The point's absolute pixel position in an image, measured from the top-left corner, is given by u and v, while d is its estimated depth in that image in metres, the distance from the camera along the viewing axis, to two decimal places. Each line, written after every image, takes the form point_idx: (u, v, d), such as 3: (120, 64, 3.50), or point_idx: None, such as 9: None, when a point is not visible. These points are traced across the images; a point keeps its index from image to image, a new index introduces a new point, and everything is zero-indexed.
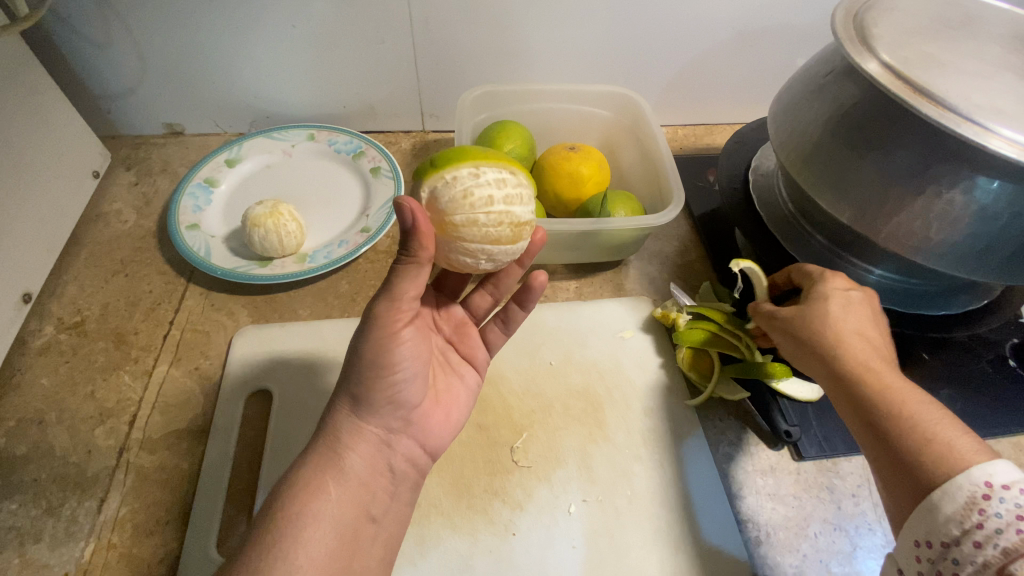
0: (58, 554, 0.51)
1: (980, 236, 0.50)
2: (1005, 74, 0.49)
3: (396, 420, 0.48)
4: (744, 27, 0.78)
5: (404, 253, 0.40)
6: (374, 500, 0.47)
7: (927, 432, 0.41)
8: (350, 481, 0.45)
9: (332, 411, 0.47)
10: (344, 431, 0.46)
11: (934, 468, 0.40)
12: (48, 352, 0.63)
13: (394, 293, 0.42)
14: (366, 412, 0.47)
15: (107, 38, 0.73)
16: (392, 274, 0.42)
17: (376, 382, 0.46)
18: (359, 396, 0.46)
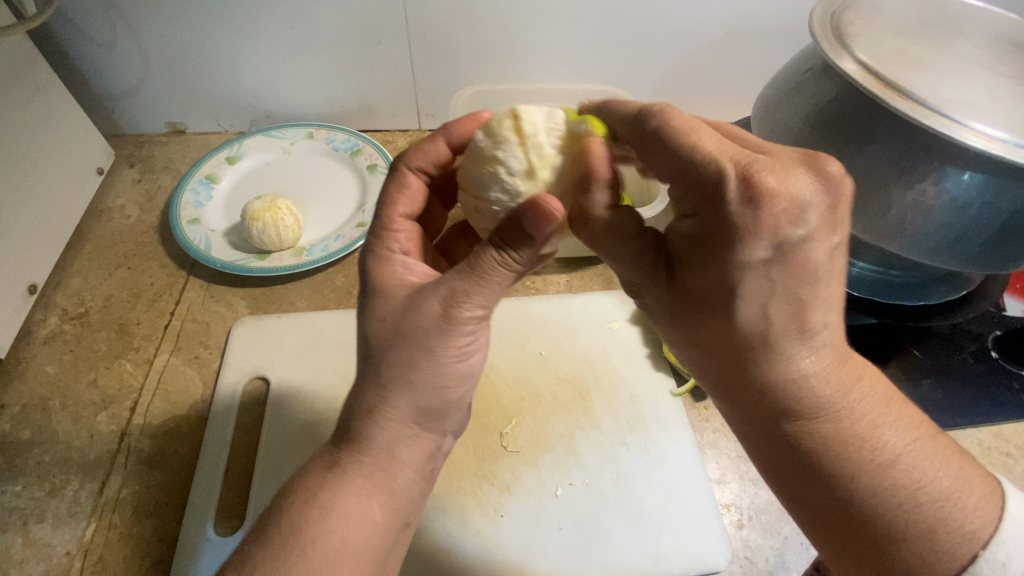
0: (60, 534, 0.53)
1: (951, 226, 0.52)
2: (974, 69, 0.50)
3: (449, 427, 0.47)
4: (733, 28, 0.80)
5: (516, 251, 0.40)
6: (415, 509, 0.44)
7: (907, 482, 0.36)
8: (401, 499, 0.42)
9: (386, 423, 0.42)
10: (402, 446, 0.42)
11: (931, 555, 0.35)
12: (53, 341, 0.65)
13: (482, 298, 0.41)
14: (431, 421, 0.44)
15: (112, 39, 0.75)
16: (484, 273, 0.40)
17: (449, 392, 0.44)
18: (427, 408, 0.43)
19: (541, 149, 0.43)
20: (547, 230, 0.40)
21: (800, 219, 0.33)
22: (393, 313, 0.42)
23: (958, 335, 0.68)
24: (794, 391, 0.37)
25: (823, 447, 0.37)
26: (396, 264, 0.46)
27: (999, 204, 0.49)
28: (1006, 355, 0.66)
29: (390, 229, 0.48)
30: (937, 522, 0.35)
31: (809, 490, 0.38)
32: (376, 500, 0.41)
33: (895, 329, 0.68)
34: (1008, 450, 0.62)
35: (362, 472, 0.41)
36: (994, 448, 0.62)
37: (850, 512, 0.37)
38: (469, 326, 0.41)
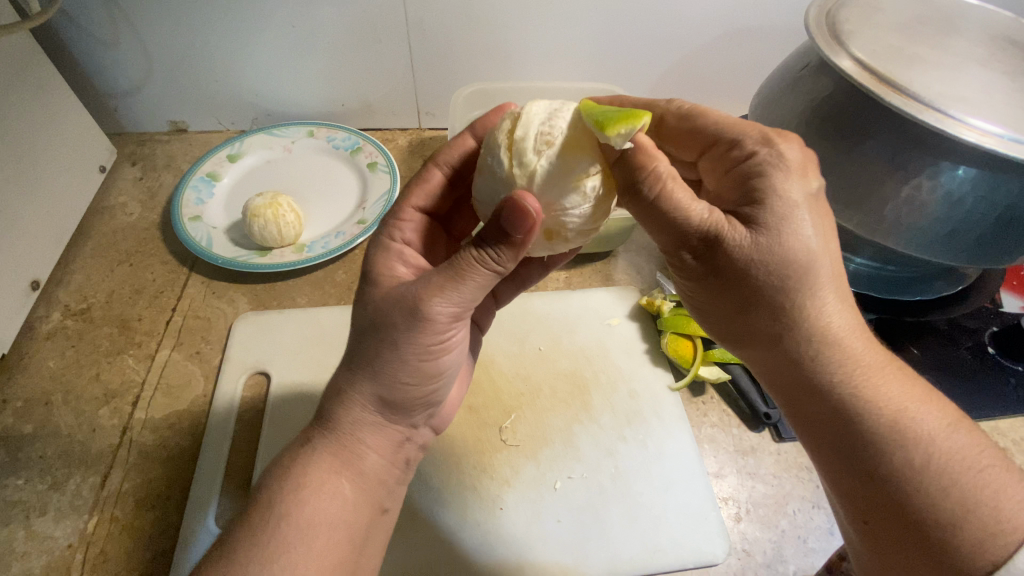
0: (62, 526, 0.53)
1: (945, 221, 0.52)
2: (968, 65, 0.51)
3: (419, 420, 0.48)
4: (730, 26, 0.81)
5: (495, 254, 0.39)
6: (388, 493, 0.46)
7: (946, 458, 0.36)
8: (368, 481, 0.44)
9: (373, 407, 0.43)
10: (366, 431, 0.44)
11: (981, 534, 0.34)
12: (55, 336, 0.66)
13: (454, 296, 0.40)
14: (395, 413, 0.45)
15: (115, 38, 0.76)
16: (461, 275, 0.39)
17: (415, 389, 0.44)
18: (391, 400, 0.44)
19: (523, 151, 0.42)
20: (520, 232, 0.38)
21: (807, 181, 0.39)
22: (374, 302, 0.43)
23: (955, 331, 0.68)
24: (827, 358, 0.39)
25: (856, 415, 0.38)
26: (392, 251, 0.48)
27: (993, 198, 0.50)
28: (1002, 350, 0.66)
29: (397, 218, 0.52)
30: (976, 494, 0.35)
31: (844, 460, 0.39)
32: (346, 478, 0.42)
33: (894, 326, 0.68)
34: (1006, 445, 0.62)
35: (330, 450, 0.43)
36: (992, 442, 0.62)
37: (886, 482, 0.37)
38: (436, 324, 0.41)
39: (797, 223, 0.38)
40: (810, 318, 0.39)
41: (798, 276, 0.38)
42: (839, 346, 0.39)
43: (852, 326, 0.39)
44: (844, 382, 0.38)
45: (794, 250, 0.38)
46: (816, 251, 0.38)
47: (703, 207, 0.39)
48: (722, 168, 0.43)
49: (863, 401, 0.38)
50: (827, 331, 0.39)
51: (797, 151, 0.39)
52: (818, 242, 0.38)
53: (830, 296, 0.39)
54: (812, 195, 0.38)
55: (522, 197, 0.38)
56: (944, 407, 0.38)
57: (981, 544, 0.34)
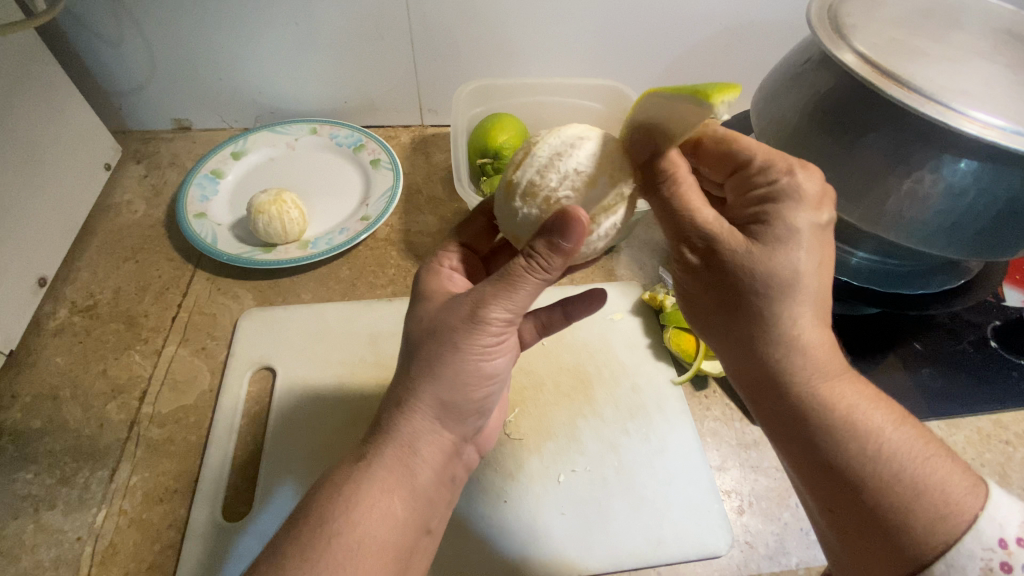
0: (71, 520, 0.54)
1: (948, 213, 0.52)
2: (970, 58, 0.51)
3: (471, 429, 0.49)
4: (731, 22, 0.81)
5: (541, 266, 0.40)
6: (433, 513, 0.45)
7: (904, 453, 0.37)
8: (420, 496, 0.43)
9: (412, 417, 0.43)
10: (425, 439, 0.44)
11: (932, 521, 0.35)
12: (63, 332, 0.66)
13: (508, 304, 0.42)
14: (451, 420, 0.46)
15: (119, 36, 0.76)
16: (515, 284, 0.41)
17: (473, 390, 0.45)
18: (450, 401, 0.44)
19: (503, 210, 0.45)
20: (570, 241, 0.39)
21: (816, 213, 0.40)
22: (429, 316, 0.45)
23: (958, 325, 0.69)
24: (798, 357, 0.39)
25: (817, 411, 0.39)
26: (443, 276, 0.51)
27: (995, 190, 0.50)
28: (1005, 344, 0.67)
29: (445, 248, 0.55)
30: (925, 485, 0.36)
31: (807, 458, 0.39)
32: (397, 495, 0.42)
33: (896, 322, 0.69)
34: (1008, 438, 0.63)
35: (386, 464, 0.42)
36: (994, 436, 0.63)
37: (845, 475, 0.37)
38: (492, 324, 0.43)
39: (792, 245, 0.39)
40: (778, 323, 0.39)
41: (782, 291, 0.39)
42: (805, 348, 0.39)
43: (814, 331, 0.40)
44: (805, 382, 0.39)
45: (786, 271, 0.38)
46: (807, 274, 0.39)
47: (710, 211, 0.40)
48: (743, 189, 0.43)
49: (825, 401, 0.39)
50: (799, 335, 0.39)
51: (815, 186, 0.41)
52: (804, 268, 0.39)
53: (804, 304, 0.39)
54: (817, 227, 0.39)
55: (577, 215, 0.39)
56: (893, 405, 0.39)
57: (927, 531, 0.35)
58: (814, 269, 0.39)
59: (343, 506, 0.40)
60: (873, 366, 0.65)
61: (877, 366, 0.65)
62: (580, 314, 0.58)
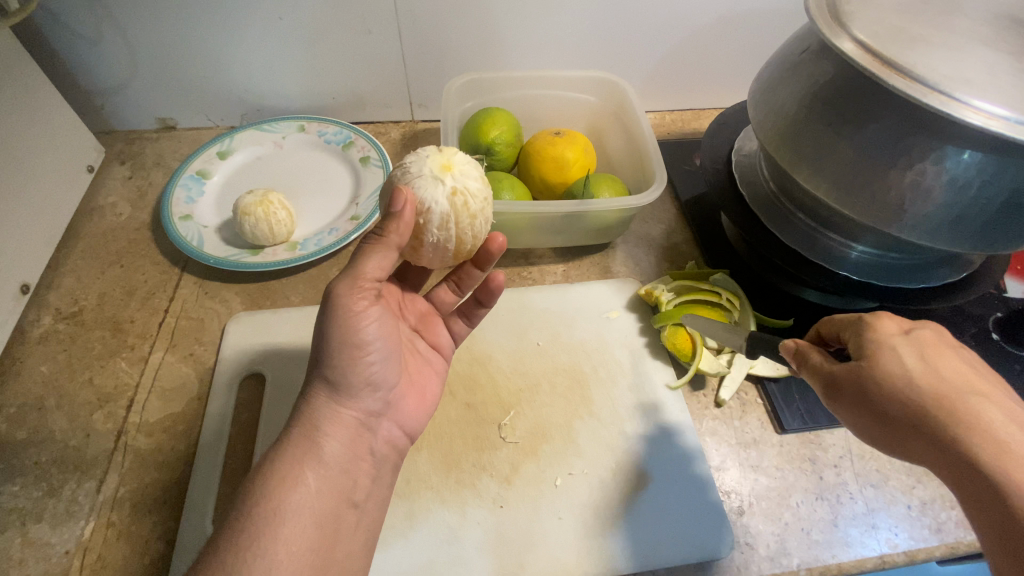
0: (59, 533, 0.52)
1: (952, 206, 0.50)
2: (976, 45, 0.49)
3: (375, 403, 0.50)
4: (727, 10, 0.79)
5: (376, 231, 0.45)
6: (356, 486, 0.47)
7: None
8: (330, 468, 0.46)
9: (309, 397, 0.47)
10: (324, 417, 0.47)
11: None
12: (47, 341, 0.65)
13: (359, 271, 0.45)
14: (346, 398, 0.48)
15: (98, 34, 0.74)
16: (359, 252, 0.46)
17: (352, 365, 0.47)
18: (337, 380, 0.47)
19: (422, 162, 0.50)
20: (396, 206, 0.44)
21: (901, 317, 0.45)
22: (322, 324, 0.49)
23: (958, 318, 0.68)
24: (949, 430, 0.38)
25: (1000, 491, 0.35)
26: None
27: (1000, 182, 0.48)
28: (1007, 337, 0.66)
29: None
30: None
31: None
32: (306, 469, 0.44)
33: (894, 314, 0.68)
34: None
35: (294, 444, 0.45)
36: None
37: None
38: (354, 289, 0.46)
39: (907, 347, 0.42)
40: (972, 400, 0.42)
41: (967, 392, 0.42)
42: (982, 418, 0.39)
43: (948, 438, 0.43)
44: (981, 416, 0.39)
45: (931, 393, 0.39)
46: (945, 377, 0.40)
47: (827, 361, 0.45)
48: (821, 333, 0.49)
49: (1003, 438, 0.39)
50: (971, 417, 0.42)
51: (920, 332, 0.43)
52: (918, 360, 0.41)
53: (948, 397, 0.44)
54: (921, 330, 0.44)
55: (402, 195, 0.44)
56: None
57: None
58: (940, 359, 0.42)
59: None
60: None
61: None
62: (489, 299, 0.59)
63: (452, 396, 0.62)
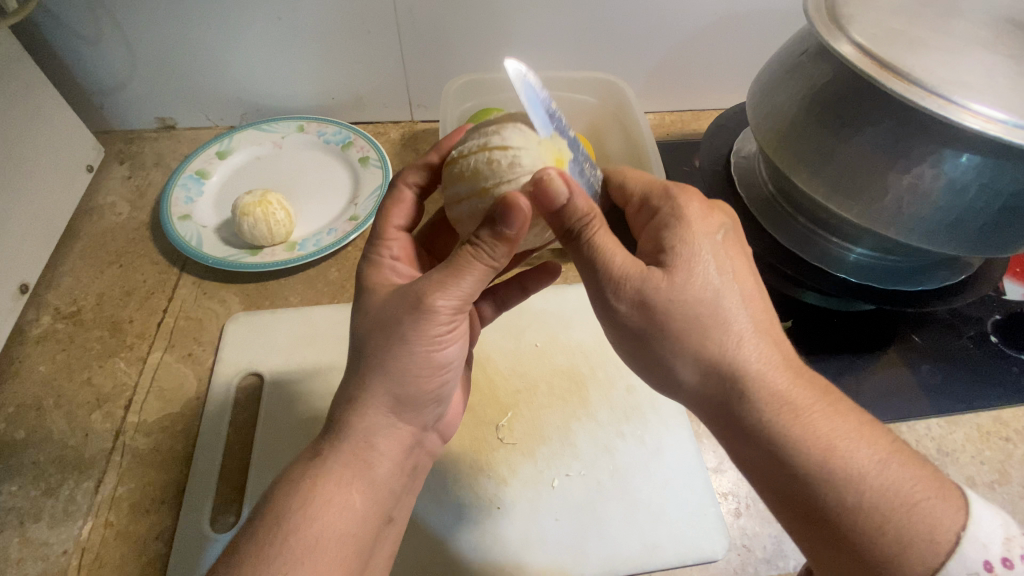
0: (57, 533, 0.53)
1: (949, 210, 0.50)
2: (975, 49, 0.48)
3: (432, 417, 0.50)
4: (726, 11, 0.79)
5: (484, 244, 0.41)
6: (397, 503, 0.46)
7: (878, 490, 0.37)
8: (380, 489, 0.44)
9: (366, 411, 0.43)
10: (386, 434, 0.44)
11: (903, 544, 0.36)
12: (46, 340, 0.65)
13: (455, 291, 0.42)
14: (410, 413, 0.46)
15: (97, 34, 0.74)
16: (453, 264, 0.42)
17: (427, 379, 0.46)
18: (406, 395, 0.45)
19: (533, 154, 0.43)
20: (512, 227, 0.40)
21: (710, 230, 0.43)
22: (376, 307, 0.45)
23: (957, 320, 0.68)
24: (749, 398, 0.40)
25: (792, 456, 0.39)
26: (384, 267, 0.51)
27: (999, 185, 0.48)
28: (1005, 339, 0.66)
29: (383, 237, 0.53)
30: (908, 482, 0.38)
31: (756, 467, 0.41)
32: (356, 490, 0.42)
33: (892, 317, 0.68)
34: (1009, 435, 0.62)
35: (323, 451, 0.43)
36: (994, 433, 0.62)
37: (805, 496, 0.39)
38: (447, 309, 0.42)
39: (701, 275, 0.41)
40: (705, 342, 0.41)
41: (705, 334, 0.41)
42: (706, 390, 0.42)
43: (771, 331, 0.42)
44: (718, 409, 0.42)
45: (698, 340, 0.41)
46: (736, 312, 0.41)
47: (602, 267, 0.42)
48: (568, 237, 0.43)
49: (734, 399, 0.41)
50: (742, 339, 0.41)
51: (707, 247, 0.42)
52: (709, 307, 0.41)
53: (736, 300, 0.41)
54: (718, 242, 0.43)
55: (519, 216, 0.39)
56: (876, 439, 0.40)
57: (937, 526, 0.36)
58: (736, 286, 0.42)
59: (296, 497, 0.40)
60: (871, 365, 0.64)
61: (876, 364, 0.65)
62: (536, 285, 0.62)
63: None
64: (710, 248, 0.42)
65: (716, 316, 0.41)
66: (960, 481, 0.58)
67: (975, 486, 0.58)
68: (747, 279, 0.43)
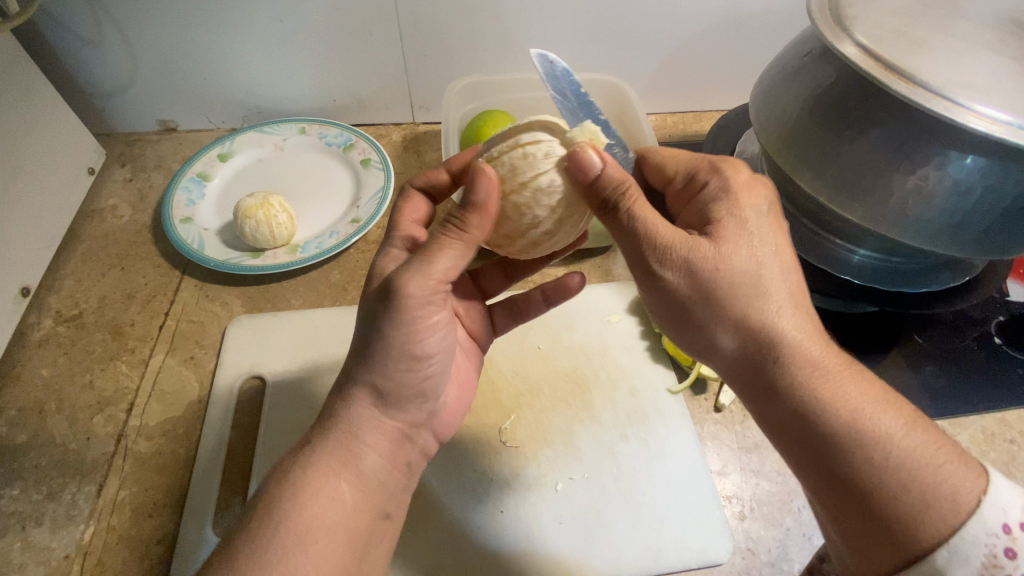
0: (58, 537, 0.52)
1: (953, 211, 0.50)
2: (980, 50, 0.48)
3: (421, 413, 0.49)
4: (728, 12, 0.79)
5: (454, 219, 0.42)
6: (390, 499, 0.46)
7: (900, 450, 0.36)
8: (367, 483, 0.44)
9: (351, 404, 0.44)
10: (366, 426, 0.45)
11: (922, 505, 0.34)
12: (47, 343, 0.65)
13: (433, 265, 0.42)
14: (391, 406, 0.46)
15: (99, 36, 0.74)
16: (430, 243, 0.43)
17: (407, 373, 0.45)
18: (384, 390, 0.45)
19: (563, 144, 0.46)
20: (480, 197, 0.41)
21: (756, 198, 0.44)
22: (364, 300, 0.46)
23: (961, 322, 0.68)
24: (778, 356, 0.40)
25: (815, 411, 0.38)
26: (392, 255, 0.51)
27: (1004, 187, 0.48)
28: (1009, 340, 0.66)
29: (396, 230, 0.53)
30: (933, 448, 0.36)
31: (779, 427, 0.40)
32: None
33: (896, 319, 0.68)
34: (1013, 437, 0.62)
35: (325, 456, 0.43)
36: (999, 435, 0.62)
37: (826, 454, 0.38)
38: (426, 292, 0.43)
39: (743, 234, 0.41)
40: (737, 295, 0.40)
41: (735, 286, 0.40)
42: (735, 349, 0.42)
43: (804, 296, 0.42)
44: (745, 366, 0.42)
45: (731, 293, 0.40)
46: (773, 269, 0.41)
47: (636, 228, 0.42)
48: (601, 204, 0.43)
49: (764, 356, 0.40)
50: (771, 294, 0.40)
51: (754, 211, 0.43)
52: (751, 264, 0.41)
53: (778, 261, 0.41)
54: (764, 210, 0.44)
55: (485, 182, 0.41)
56: (901, 407, 0.38)
57: (960, 487, 0.35)
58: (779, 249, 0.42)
59: (300, 501, 0.40)
60: (875, 367, 0.64)
61: (879, 366, 0.64)
62: (557, 297, 0.61)
63: None
64: (758, 213, 0.43)
65: (756, 272, 0.41)
66: None
67: None
68: (786, 248, 0.43)
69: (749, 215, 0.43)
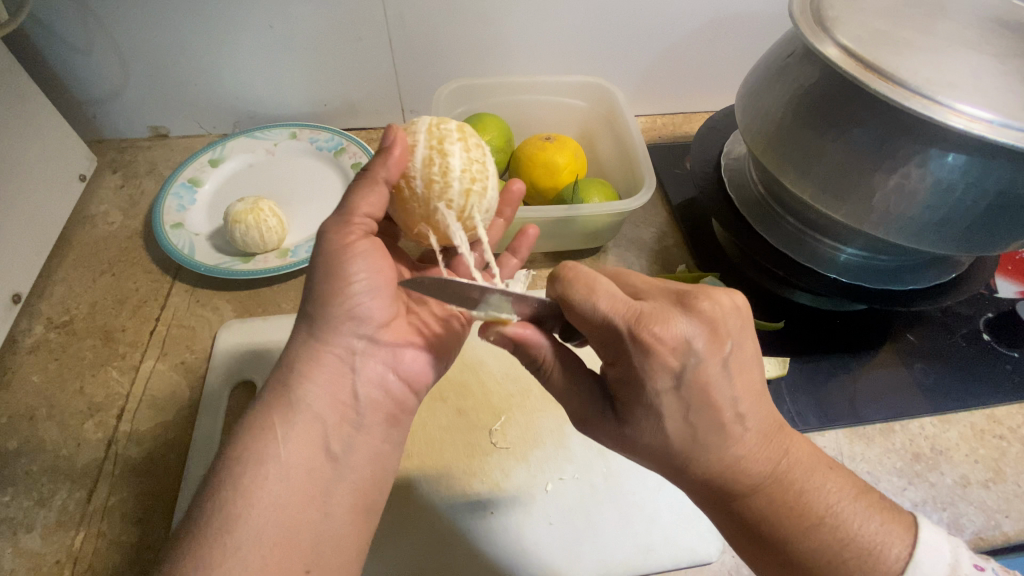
0: (49, 543, 0.52)
1: (937, 209, 0.50)
2: (960, 49, 0.49)
3: (361, 338, 0.47)
4: (715, 14, 0.79)
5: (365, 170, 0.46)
6: (331, 433, 0.45)
7: (834, 536, 0.39)
8: (310, 415, 0.44)
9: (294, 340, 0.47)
10: (307, 358, 0.46)
11: None
12: (37, 351, 0.65)
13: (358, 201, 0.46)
14: (327, 336, 0.46)
15: (89, 44, 0.74)
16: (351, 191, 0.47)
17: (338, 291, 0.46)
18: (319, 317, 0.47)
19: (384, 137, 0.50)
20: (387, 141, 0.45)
21: (693, 323, 0.36)
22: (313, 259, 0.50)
23: (950, 319, 0.68)
24: (720, 475, 0.39)
25: (756, 512, 0.40)
26: None
27: (987, 184, 0.48)
28: (997, 337, 0.66)
29: None
30: (862, 521, 0.40)
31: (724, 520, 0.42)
32: None
33: (885, 317, 0.68)
34: (1002, 433, 0.62)
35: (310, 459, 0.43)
36: (988, 431, 0.62)
37: (770, 547, 0.40)
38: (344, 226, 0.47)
39: (669, 379, 0.36)
40: (672, 438, 0.39)
41: (660, 446, 0.39)
42: (675, 467, 0.40)
43: (743, 410, 0.38)
44: (688, 483, 0.41)
45: (664, 438, 0.39)
46: (708, 401, 0.37)
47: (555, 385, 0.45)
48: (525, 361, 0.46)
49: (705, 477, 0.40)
50: (704, 438, 0.38)
51: (692, 340, 0.36)
52: (681, 415, 0.37)
53: (713, 389, 0.37)
54: (703, 335, 0.36)
55: (397, 131, 0.45)
56: (827, 475, 0.41)
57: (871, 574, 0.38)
58: (716, 376, 0.37)
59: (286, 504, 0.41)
60: (863, 365, 0.65)
61: (868, 364, 0.65)
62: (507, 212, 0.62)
63: (442, 402, 0.62)
64: (696, 342, 0.36)
65: (689, 415, 0.38)
66: (953, 481, 0.59)
67: (969, 485, 0.58)
68: (722, 374, 0.37)
69: (682, 349, 0.36)
